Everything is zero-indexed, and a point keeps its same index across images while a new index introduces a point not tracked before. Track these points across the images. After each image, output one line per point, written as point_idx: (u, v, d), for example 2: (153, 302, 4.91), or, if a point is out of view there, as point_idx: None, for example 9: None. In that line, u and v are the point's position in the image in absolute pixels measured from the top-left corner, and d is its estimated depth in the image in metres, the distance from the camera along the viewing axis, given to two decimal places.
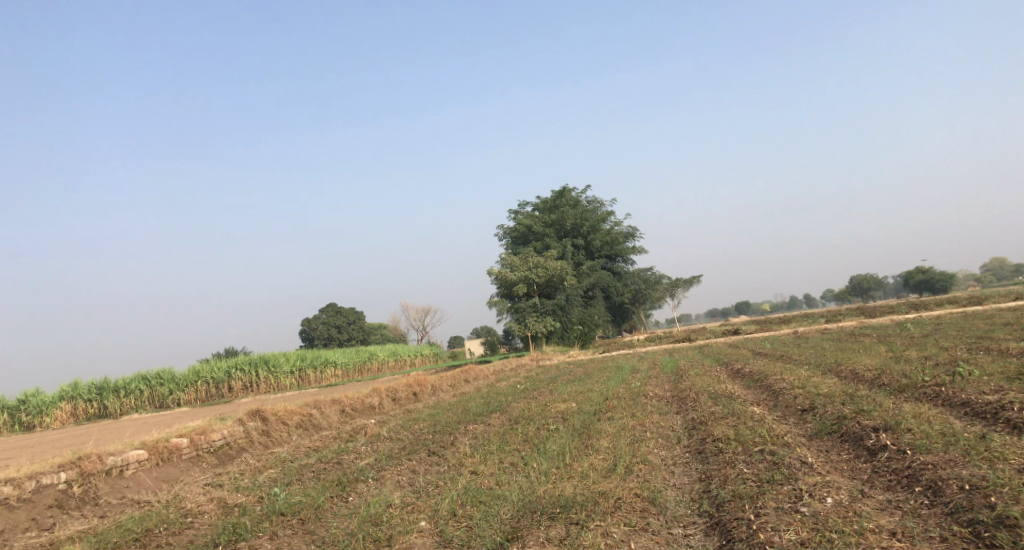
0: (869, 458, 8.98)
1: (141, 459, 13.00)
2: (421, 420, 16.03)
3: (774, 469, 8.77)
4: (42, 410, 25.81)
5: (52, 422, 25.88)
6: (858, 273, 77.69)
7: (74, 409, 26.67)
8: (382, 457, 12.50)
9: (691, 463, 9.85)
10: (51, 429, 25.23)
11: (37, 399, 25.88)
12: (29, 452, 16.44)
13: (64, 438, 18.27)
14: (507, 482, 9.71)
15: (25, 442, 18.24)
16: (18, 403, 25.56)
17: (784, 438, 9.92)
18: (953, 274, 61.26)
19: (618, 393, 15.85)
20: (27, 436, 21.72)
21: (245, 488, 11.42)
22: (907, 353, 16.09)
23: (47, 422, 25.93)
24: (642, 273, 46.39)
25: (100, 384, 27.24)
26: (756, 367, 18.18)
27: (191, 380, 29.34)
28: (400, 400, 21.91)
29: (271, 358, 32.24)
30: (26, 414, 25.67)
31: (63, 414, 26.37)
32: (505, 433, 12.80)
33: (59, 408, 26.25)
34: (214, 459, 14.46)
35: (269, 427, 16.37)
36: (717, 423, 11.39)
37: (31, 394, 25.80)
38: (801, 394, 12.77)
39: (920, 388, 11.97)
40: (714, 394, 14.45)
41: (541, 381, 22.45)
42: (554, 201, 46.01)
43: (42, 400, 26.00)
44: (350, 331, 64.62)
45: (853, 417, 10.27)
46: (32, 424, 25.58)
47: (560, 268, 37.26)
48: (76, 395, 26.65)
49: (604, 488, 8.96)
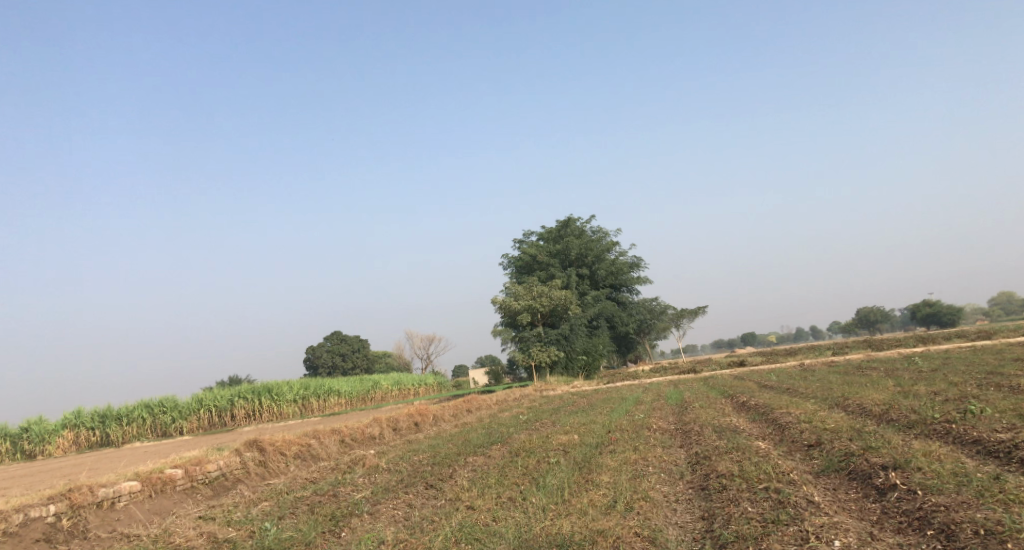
0: (879, 498, 8.69)
1: (134, 490, 12.72)
2: (421, 451, 15.76)
3: (780, 509, 8.48)
4: (43, 438, 25.53)
5: (53, 449, 25.61)
6: (864, 306, 77.29)
7: (76, 437, 26.38)
8: (379, 490, 12.22)
9: (694, 501, 9.56)
10: (51, 457, 24.93)
11: (40, 427, 25.60)
12: (24, 482, 16.17)
13: (63, 467, 18.02)
14: (504, 518, 9.44)
15: (24, 471, 18.02)
16: (20, 431, 25.29)
17: (790, 475, 9.64)
18: (960, 308, 60.79)
19: (621, 425, 15.58)
20: (25, 464, 21.46)
21: (237, 522, 11.17)
22: (916, 387, 15.79)
23: (48, 449, 25.66)
24: (647, 304, 46.13)
25: (101, 412, 27.01)
26: (762, 400, 17.88)
27: (194, 409, 29.07)
28: (401, 430, 21.62)
29: (274, 387, 31.96)
30: (28, 442, 25.40)
31: (65, 441, 26.08)
32: (506, 466, 12.52)
33: (60, 436, 25.99)
34: (209, 491, 14.18)
35: (266, 458, 16.09)
36: (721, 458, 11.11)
37: (33, 422, 25.53)
38: (807, 429, 12.50)
39: (929, 424, 11.70)
40: (718, 428, 14.18)
41: (544, 411, 22.13)
42: (559, 230, 45.93)
43: (44, 427, 25.71)
44: (354, 359, 64.40)
45: (862, 454, 10.00)
46: (32, 453, 25.31)
47: (564, 298, 37.07)
48: (78, 423, 26.42)
49: (604, 526, 8.68)
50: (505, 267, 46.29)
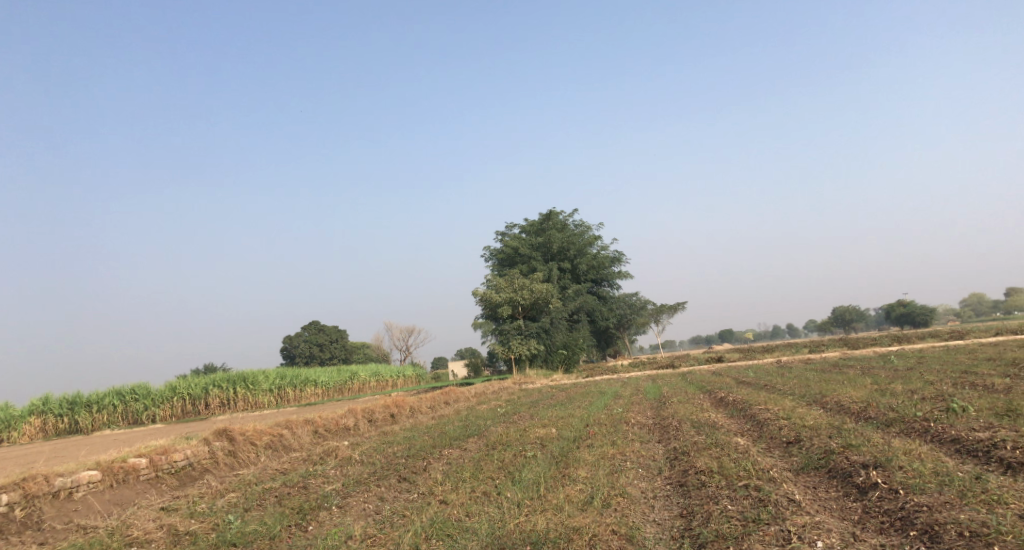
0: (860, 497, 8.52)
1: (94, 480, 12.33)
2: (395, 443, 15.41)
3: (760, 507, 8.28)
4: (10, 424, 24.92)
5: (19, 436, 24.96)
6: (840, 306, 77.94)
7: (44, 424, 25.73)
8: (350, 483, 11.89)
9: (672, 497, 9.35)
10: (17, 444, 24.27)
11: (6, 413, 24.96)
12: None
13: (27, 455, 17.50)
14: (477, 513, 9.17)
15: None
16: None
17: (770, 472, 9.45)
18: (933, 309, 61.42)
19: (599, 420, 15.35)
20: None
21: (200, 514, 10.83)
22: (893, 386, 15.70)
23: (15, 436, 25.04)
24: (628, 298, 46.07)
25: (71, 398, 26.37)
26: (740, 396, 17.74)
27: (167, 396, 28.51)
28: (376, 421, 21.26)
29: (250, 376, 31.41)
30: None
31: (33, 428, 25.44)
32: (481, 459, 12.24)
33: (28, 422, 25.36)
34: (175, 481, 13.78)
35: (235, 448, 15.69)
36: (700, 454, 10.91)
37: None
38: (786, 426, 12.35)
39: (907, 422, 11.59)
40: (696, 423, 14.00)
41: (522, 404, 21.91)
42: (541, 223, 45.64)
43: (11, 414, 25.07)
44: (332, 350, 63.88)
45: (841, 452, 9.83)
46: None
47: (545, 291, 36.80)
48: (46, 410, 25.76)
49: (579, 523, 8.42)
50: (486, 259, 45.95)
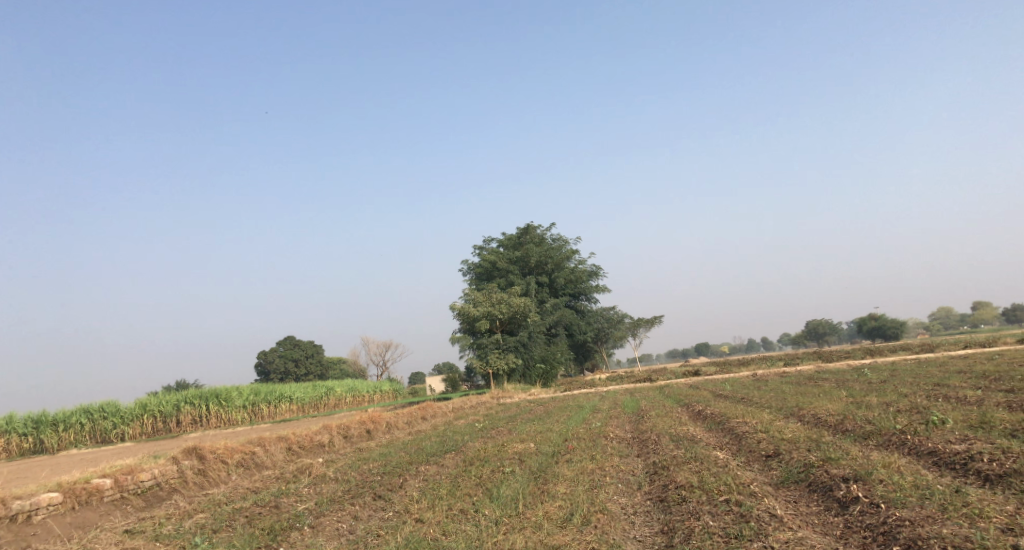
0: (841, 511, 8.44)
1: (54, 502, 11.98)
2: (371, 460, 15.14)
3: (743, 523, 8.15)
4: None
5: None
6: (813, 319, 78.72)
7: (8, 443, 25.00)
8: (323, 501, 11.60)
9: (652, 513, 9.21)
10: None
11: None
12: None
13: None
14: (454, 532, 8.95)
15: None
16: None
17: (751, 486, 9.33)
18: (903, 322, 62.21)
19: (577, 434, 15.18)
20: None
21: (166, 536, 10.56)
22: (868, 398, 15.75)
23: None
24: (605, 312, 46.06)
25: (36, 417, 25.65)
26: (718, 409, 17.69)
27: (137, 414, 27.87)
28: (351, 438, 20.90)
29: (223, 392, 30.86)
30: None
31: None
32: (458, 476, 12.01)
33: None
34: (141, 502, 13.39)
35: (206, 466, 15.30)
36: (680, 469, 10.78)
37: None
38: (764, 439, 12.28)
39: (884, 435, 11.56)
40: (675, 437, 13.89)
41: (499, 419, 21.70)
42: (519, 237, 45.54)
43: None
44: (307, 365, 63.17)
45: (821, 465, 9.76)
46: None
47: (523, 305, 36.63)
48: (10, 429, 25.06)
49: (559, 542, 8.24)
50: (464, 273, 45.70)
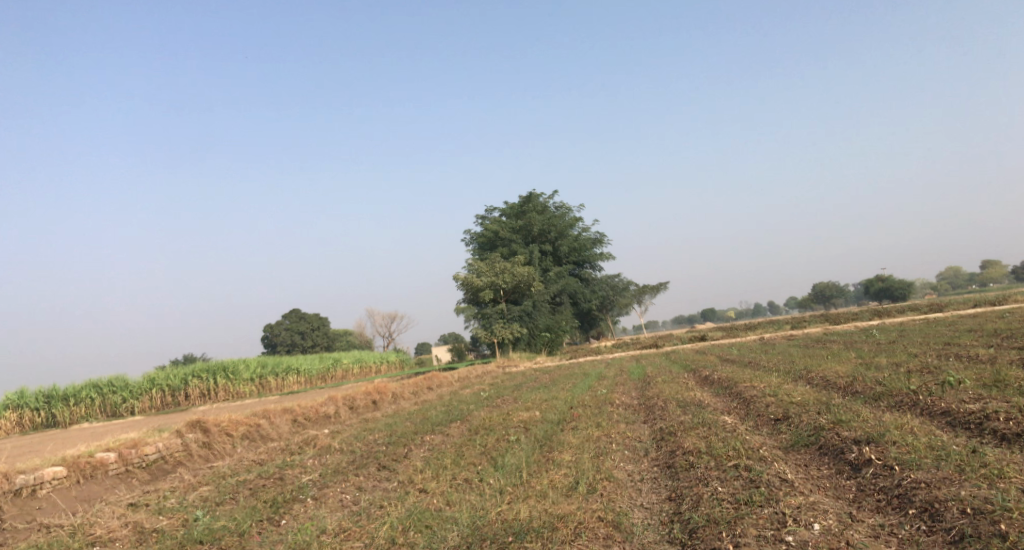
0: (853, 474, 8.25)
1: (58, 476, 11.91)
2: (376, 430, 15.02)
3: (752, 489, 7.95)
4: None
5: None
6: (820, 282, 78.37)
7: (21, 418, 25.03)
8: (327, 472, 11.46)
9: (659, 480, 9.03)
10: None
11: None
12: None
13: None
14: (458, 502, 8.79)
15: None
16: None
17: (760, 451, 9.13)
18: (911, 283, 61.76)
19: (583, 401, 15.01)
20: None
21: (169, 510, 10.47)
22: (878, 359, 15.52)
23: None
24: (610, 280, 45.84)
25: (47, 392, 25.68)
26: (725, 374, 17.52)
27: (146, 388, 27.88)
28: (357, 409, 20.80)
29: (230, 365, 30.84)
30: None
31: (10, 422, 24.74)
32: (462, 445, 11.84)
33: (5, 417, 24.65)
34: (146, 475, 13.31)
35: (210, 439, 15.20)
36: (687, 434, 10.59)
37: None
38: (773, 403, 12.06)
39: (896, 396, 11.32)
40: (682, 402, 13.71)
41: (505, 388, 21.59)
42: (521, 206, 45.10)
43: None
44: (314, 337, 63.25)
45: (832, 428, 9.54)
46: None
47: (527, 274, 36.37)
48: (23, 404, 25.10)
49: (564, 511, 8.06)
50: (466, 243, 45.37)
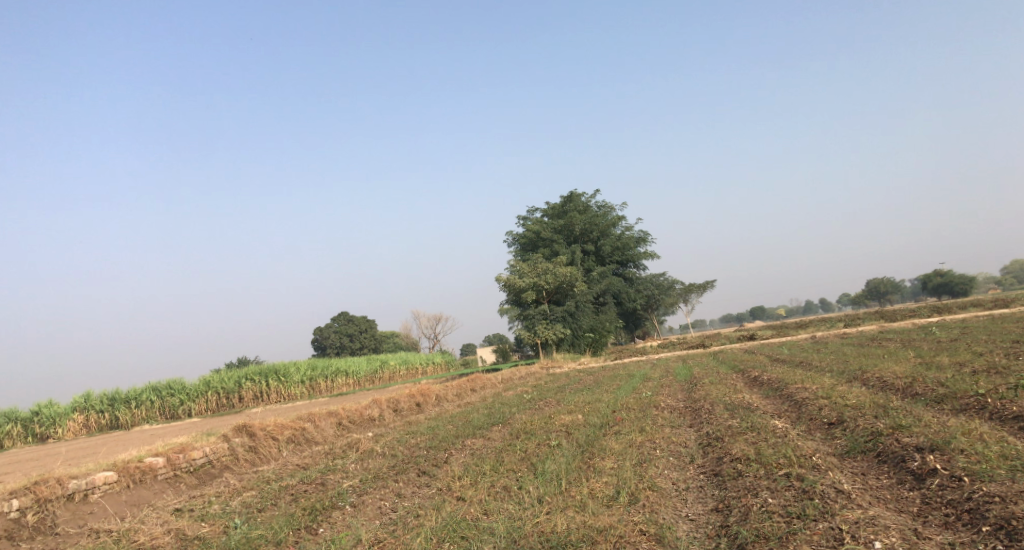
0: (917, 485, 7.73)
1: (109, 481, 12.01)
2: (419, 434, 14.86)
3: (806, 501, 7.51)
4: (54, 421, 24.85)
5: (64, 433, 24.90)
6: (875, 278, 76.19)
7: (86, 420, 25.64)
8: (367, 478, 11.31)
9: (705, 489, 8.65)
10: (62, 441, 24.24)
11: (51, 410, 24.87)
12: (18, 475, 15.54)
13: (60, 460, 17.33)
14: (495, 511, 8.55)
15: (22, 466, 17.33)
16: (31, 414, 24.53)
17: (813, 459, 8.64)
18: (972, 277, 59.51)
19: (626, 404, 14.62)
20: (28, 452, 20.77)
21: (211, 516, 10.45)
22: (938, 358, 14.79)
23: (60, 433, 24.93)
24: (655, 279, 45.10)
25: (110, 395, 26.28)
26: (776, 374, 16.93)
27: (202, 391, 28.32)
28: (402, 411, 20.71)
29: (281, 368, 31.14)
30: (39, 426, 24.71)
31: (76, 425, 25.36)
32: (503, 450, 11.60)
33: (71, 419, 25.28)
34: (194, 480, 13.37)
35: (256, 443, 15.21)
36: (736, 440, 10.15)
37: (43, 404, 24.83)
38: (826, 406, 11.50)
39: (961, 399, 10.68)
40: (730, 405, 13.23)
41: (550, 390, 21.30)
42: (563, 206, 44.72)
43: (55, 411, 24.98)
44: (361, 340, 63.70)
45: (891, 433, 9.00)
46: (42, 436, 24.55)
47: (570, 275, 35.92)
48: (88, 406, 25.70)
49: (605, 523, 7.73)
50: (508, 244, 45.20)
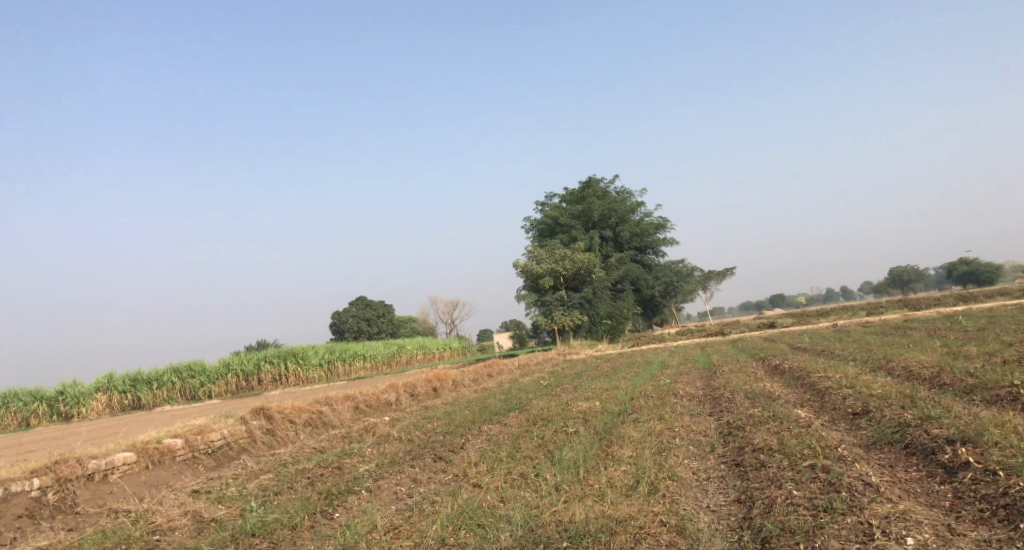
0: (948, 479, 7.51)
1: (128, 462, 12.02)
2: (435, 419, 14.78)
3: (832, 494, 7.31)
4: (78, 401, 25.09)
5: (88, 413, 25.14)
6: (898, 266, 75.13)
7: (109, 401, 25.89)
8: (383, 463, 11.25)
9: (727, 479, 8.47)
10: (85, 421, 24.48)
11: (75, 390, 25.11)
12: (41, 454, 15.66)
13: (82, 440, 17.46)
14: (513, 499, 8.42)
15: (45, 445, 17.48)
16: (55, 394, 24.78)
17: (839, 450, 8.42)
18: (999, 266, 58.47)
19: (645, 392, 14.44)
20: (52, 432, 20.99)
21: (229, 498, 10.41)
22: (966, 348, 14.46)
23: (83, 412, 25.18)
24: (674, 266, 44.74)
25: (133, 376, 26.49)
26: (797, 363, 16.64)
27: (222, 373, 28.47)
28: (418, 396, 20.66)
29: (300, 351, 31.21)
30: (63, 405, 24.96)
31: (99, 405, 25.62)
32: (519, 437, 11.47)
33: (95, 399, 25.53)
34: (212, 462, 13.37)
35: (274, 426, 15.21)
36: (757, 429, 9.94)
37: (67, 384, 25.06)
38: (851, 395, 11.25)
39: (992, 390, 10.39)
40: (750, 394, 13.02)
41: (567, 376, 21.17)
42: (581, 191, 44.43)
43: (79, 391, 25.22)
44: (379, 325, 63.89)
45: (920, 425, 8.75)
46: (65, 415, 24.80)
47: (588, 261, 35.62)
48: (110, 387, 25.93)
49: (625, 514, 7.56)
50: (526, 230, 44.98)
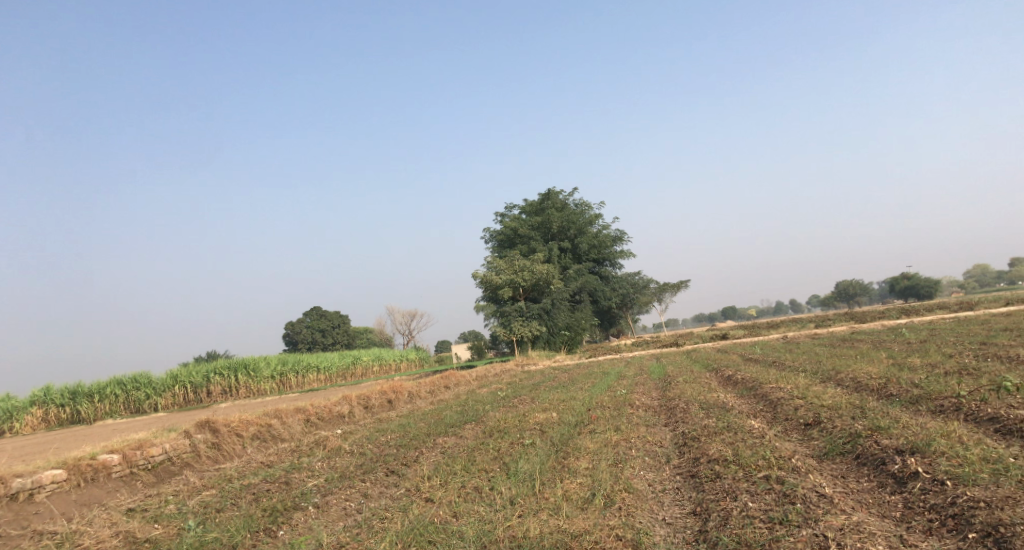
0: (898, 489, 7.55)
1: (58, 480, 11.45)
2: (389, 431, 14.48)
3: (787, 506, 7.28)
4: (11, 415, 23.97)
5: (23, 427, 24.06)
6: (844, 280, 77.02)
7: (46, 414, 24.83)
8: (333, 477, 10.91)
9: (682, 491, 8.40)
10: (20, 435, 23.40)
11: (8, 404, 24.00)
12: None
13: (14, 456, 16.67)
14: (466, 514, 8.21)
15: None
16: None
17: (793, 460, 8.41)
18: (938, 281, 60.48)
19: (601, 402, 14.36)
20: None
21: (166, 517, 9.97)
22: (910, 359, 14.76)
23: (17, 427, 24.07)
24: (630, 277, 45.11)
25: (72, 388, 25.44)
26: (750, 374, 16.80)
27: (169, 384, 27.55)
28: (372, 408, 20.26)
29: (251, 362, 30.46)
30: None
31: (35, 419, 24.55)
32: (474, 449, 11.26)
33: (30, 413, 24.44)
34: (151, 478, 12.84)
35: (219, 440, 14.70)
36: (711, 440, 9.91)
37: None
38: (803, 406, 11.32)
39: (937, 400, 10.56)
40: (705, 404, 13.05)
41: (523, 387, 21.03)
42: (541, 203, 44.47)
43: (12, 404, 24.11)
44: (333, 336, 62.91)
45: (870, 435, 8.81)
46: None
47: (547, 272, 35.59)
48: (48, 400, 24.88)
49: (580, 529, 7.42)
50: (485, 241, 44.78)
